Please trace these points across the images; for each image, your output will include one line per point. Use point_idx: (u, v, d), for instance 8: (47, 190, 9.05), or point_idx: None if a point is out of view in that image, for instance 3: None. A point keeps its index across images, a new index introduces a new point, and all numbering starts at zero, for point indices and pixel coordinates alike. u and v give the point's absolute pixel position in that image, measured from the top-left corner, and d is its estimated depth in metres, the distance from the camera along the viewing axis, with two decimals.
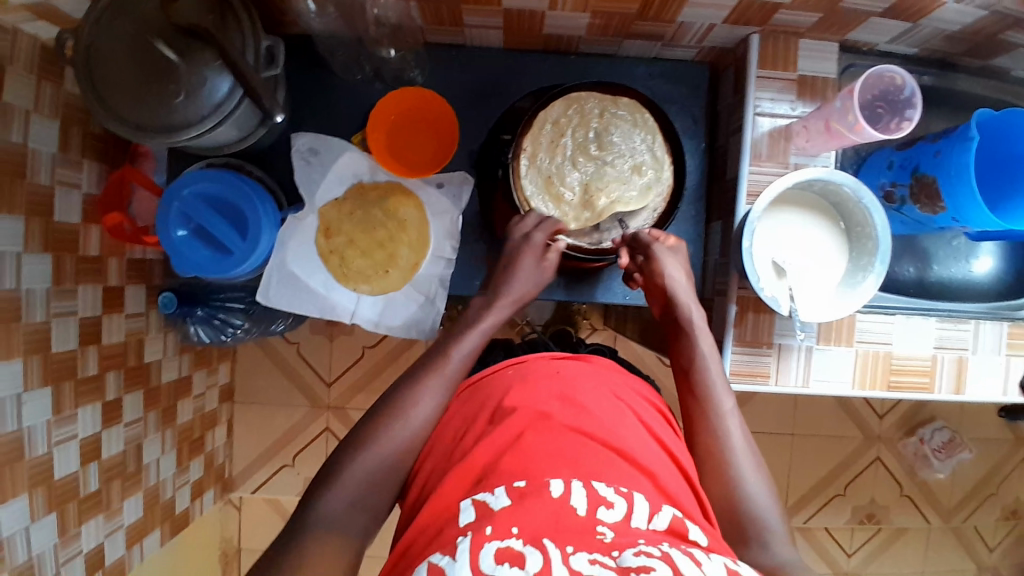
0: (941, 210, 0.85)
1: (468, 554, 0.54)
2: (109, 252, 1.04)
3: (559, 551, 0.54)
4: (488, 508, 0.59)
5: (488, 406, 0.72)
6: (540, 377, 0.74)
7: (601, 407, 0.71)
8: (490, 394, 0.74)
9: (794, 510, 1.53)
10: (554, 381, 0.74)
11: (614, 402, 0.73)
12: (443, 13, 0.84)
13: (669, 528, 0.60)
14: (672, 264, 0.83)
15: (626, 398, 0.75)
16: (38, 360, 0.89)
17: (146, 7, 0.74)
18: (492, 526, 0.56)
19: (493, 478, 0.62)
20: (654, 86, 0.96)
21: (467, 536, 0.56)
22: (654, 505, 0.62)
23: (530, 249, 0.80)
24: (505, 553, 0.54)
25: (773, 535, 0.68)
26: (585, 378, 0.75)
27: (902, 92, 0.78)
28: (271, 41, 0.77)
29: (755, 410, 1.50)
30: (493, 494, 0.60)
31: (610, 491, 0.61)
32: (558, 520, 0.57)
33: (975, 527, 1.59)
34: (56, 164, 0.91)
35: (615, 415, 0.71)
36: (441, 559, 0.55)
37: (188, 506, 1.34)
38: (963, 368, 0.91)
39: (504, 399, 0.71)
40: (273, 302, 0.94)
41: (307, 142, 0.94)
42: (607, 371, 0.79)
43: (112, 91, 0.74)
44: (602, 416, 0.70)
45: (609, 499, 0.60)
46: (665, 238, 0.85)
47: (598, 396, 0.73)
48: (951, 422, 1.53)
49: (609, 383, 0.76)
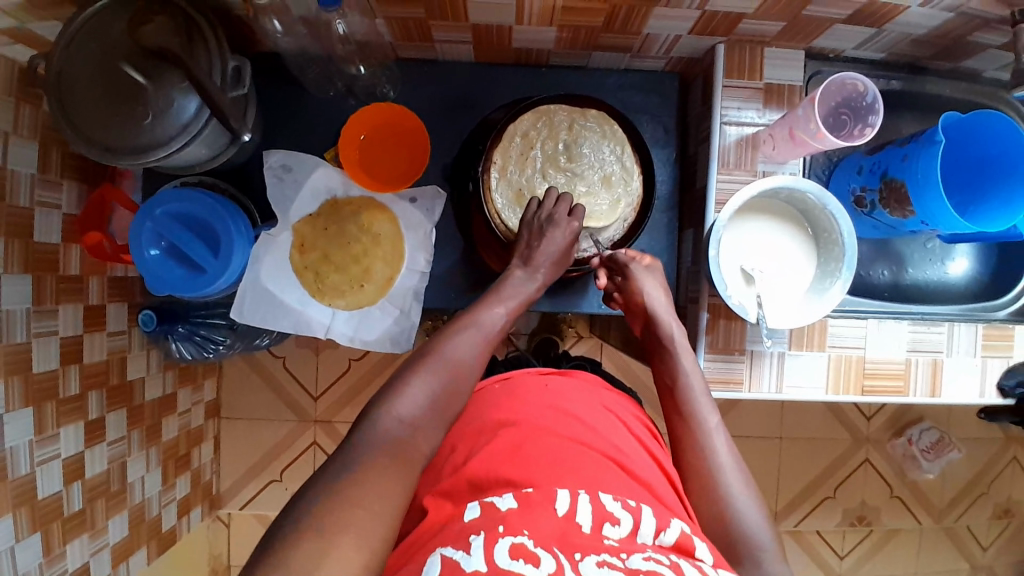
0: (910, 214, 0.85)
1: (483, 549, 0.52)
2: (89, 271, 1.04)
3: (568, 559, 0.53)
4: (495, 508, 0.59)
5: (476, 421, 0.73)
6: (529, 391, 0.75)
7: (596, 420, 0.73)
8: (478, 411, 0.74)
9: (784, 513, 1.52)
10: (544, 394, 0.75)
11: (606, 414, 0.76)
12: (412, 29, 0.84)
13: (676, 544, 0.59)
14: (650, 284, 0.86)
15: (616, 411, 0.78)
16: (18, 381, 0.89)
17: (114, 27, 0.74)
18: (505, 525, 0.55)
19: (500, 485, 0.63)
20: (625, 96, 0.97)
21: (480, 535, 0.55)
22: (662, 521, 0.60)
23: (562, 227, 0.83)
24: (519, 550, 0.52)
25: (766, 551, 0.66)
26: (575, 392, 0.77)
27: (863, 98, 0.79)
28: (239, 61, 0.78)
29: (742, 415, 1.50)
30: (501, 497, 0.60)
31: (617, 506, 0.60)
32: (565, 533, 0.56)
33: (966, 527, 1.58)
34: (35, 184, 0.91)
35: (607, 425, 0.74)
36: (455, 553, 0.53)
37: (175, 524, 1.33)
38: (938, 371, 0.91)
39: (496, 414, 0.72)
40: (247, 318, 0.94)
41: (279, 158, 0.94)
42: (596, 386, 0.81)
43: (80, 114, 0.74)
44: (601, 428, 0.72)
45: (616, 516, 0.59)
46: (642, 258, 0.88)
47: (590, 409, 0.75)
48: (939, 422, 1.53)
49: (600, 398, 0.79)
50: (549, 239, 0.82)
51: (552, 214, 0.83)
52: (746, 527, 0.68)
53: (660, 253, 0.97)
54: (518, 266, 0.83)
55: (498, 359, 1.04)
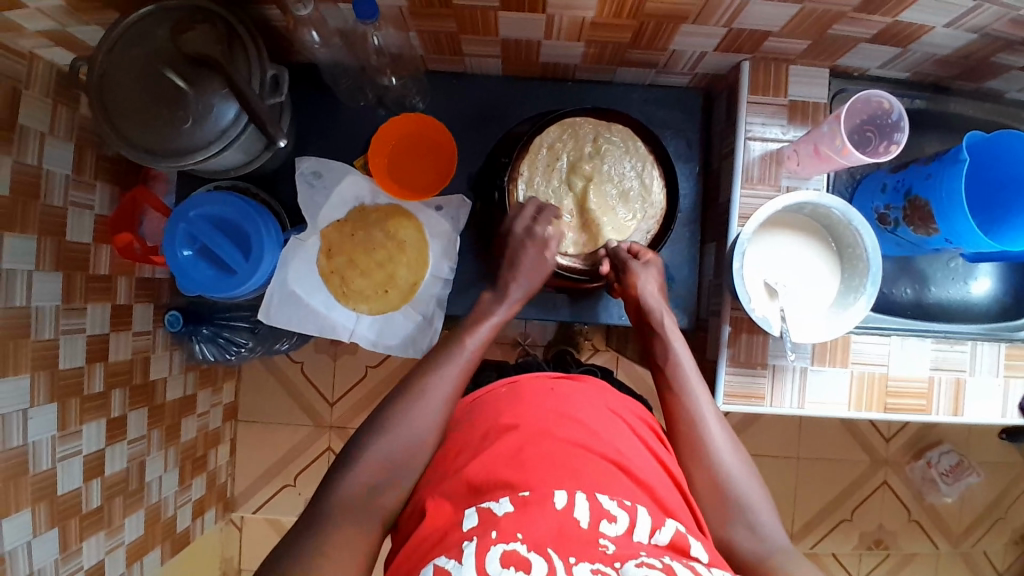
0: (934, 231, 0.85)
1: (474, 558, 0.55)
2: (118, 271, 1.07)
3: (562, 562, 0.55)
4: (492, 514, 0.59)
5: (484, 423, 0.72)
6: (534, 395, 0.73)
7: (601, 424, 0.71)
8: (486, 413, 0.73)
9: (800, 535, 1.50)
10: (550, 398, 0.73)
11: (612, 419, 0.73)
12: (443, 43, 0.87)
13: (671, 543, 0.60)
14: (646, 279, 0.85)
15: (622, 415, 0.75)
16: (44, 376, 0.91)
17: (158, 34, 0.76)
18: (497, 531, 0.57)
19: (496, 487, 0.62)
20: (649, 111, 0.99)
21: (472, 541, 0.57)
22: (657, 520, 0.61)
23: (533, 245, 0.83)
24: (511, 556, 0.54)
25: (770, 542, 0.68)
26: (583, 395, 0.75)
27: (889, 116, 0.79)
28: (277, 69, 0.80)
29: (758, 433, 1.49)
30: (497, 501, 0.60)
31: (614, 505, 0.61)
32: (562, 531, 0.57)
33: (984, 552, 1.55)
34: (70, 185, 0.94)
35: (612, 430, 0.71)
36: (447, 562, 0.56)
37: (189, 525, 1.34)
38: (961, 389, 0.90)
39: (501, 417, 0.71)
40: (274, 320, 0.96)
41: (310, 165, 0.96)
42: (605, 391, 0.79)
43: (123, 117, 0.77)
44: (604, 432, 0.70)
45: (613, 513, 0.60)
46: (641, 251, 0.87)
47: (595, 412, 0.73)
48: (958, 445, 1.51)
49: (606, 399, 0.77)
50: (526, 262, 0.83)
51: (534, 231, 0.84)
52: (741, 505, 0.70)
53: (680, 266, 0.98)
54: (490, 294, 0.82)
55: (514, 366, 1.04)
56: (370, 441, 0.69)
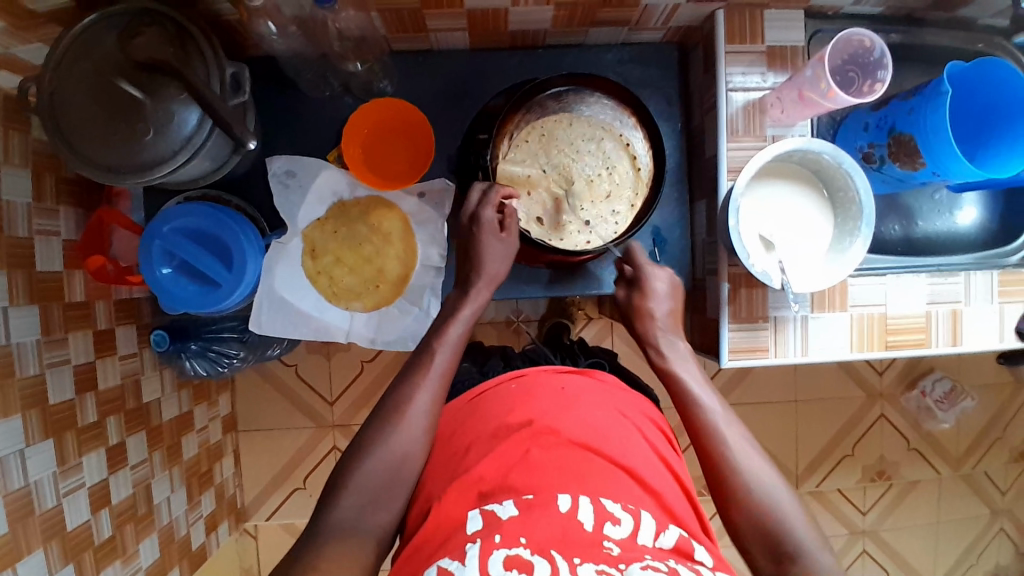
0: (920, 166, 0.85)
1: (477, 560, 0.53)
2: (95, 296, 1.02)
3: (567, 562, 0.53)
4: (496, 518, 0.58)
5: (491, 424, 0.70)
6: (545, 393, 0.72)
7: (606, 424, 0.69)
8: (495, 412, 0.71)
9: (805, 475, 1.54)
10: (560, 399, 0.71)
11: (621, 420, 0.71)
12: (406, 20, 0.83)
13: (675, 547, 0.58)
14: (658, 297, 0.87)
15: (631, 416, 0.73)
16: (36, 414, 0.88)
17: (104, 43, 0.72)
18: (501, 534, 0.55)
19: (502, 490, 0.61)
20: (625, 72, 0.96)
21: (475, 544, 0.55)
22: (660, 524, 0.60)
23: (484, 229, 0.82)
24: (513, 560, 0.53)
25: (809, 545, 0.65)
26: (591, 395, 0.73)
27: (871, 54, 0.78)
28: (235, 67, 0.77)
29: (754, 381, 1.51)
30: (501, 504, 0.59)
31: (618, 507, 0.59)
32: (564, 533, 0.56)
33: (984, 471, 1.61)
34: (32, 214, 0.89)
35: (622, 432, 0.69)
36: (450, 563, 0.54)
37: (204, 540, 1.33)
38: (958, 319, 0.92)
39: (508, 417, 0.69)
40: (265, 329, 0.93)
41: (282, 165, 0.93)
42: (615, 390, 0.77)
43: (80, 135, 0.72)
44: (608, 432, 0.68)
45: (617, 516, 0.58)
46: (661, 271, 0.89)
47: (604, 412, 0.71)
48: (950, 371, 1.55)
49: (616, 400, 0.75)
50: (483, 249, 0.82)
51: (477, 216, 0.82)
52: (788, 537, 0.66)
53: (673, 228, 0.97)
54: (455, 292, 0.81)
55: (517, 354, 1.02)
56: (383, 442, 0.68)
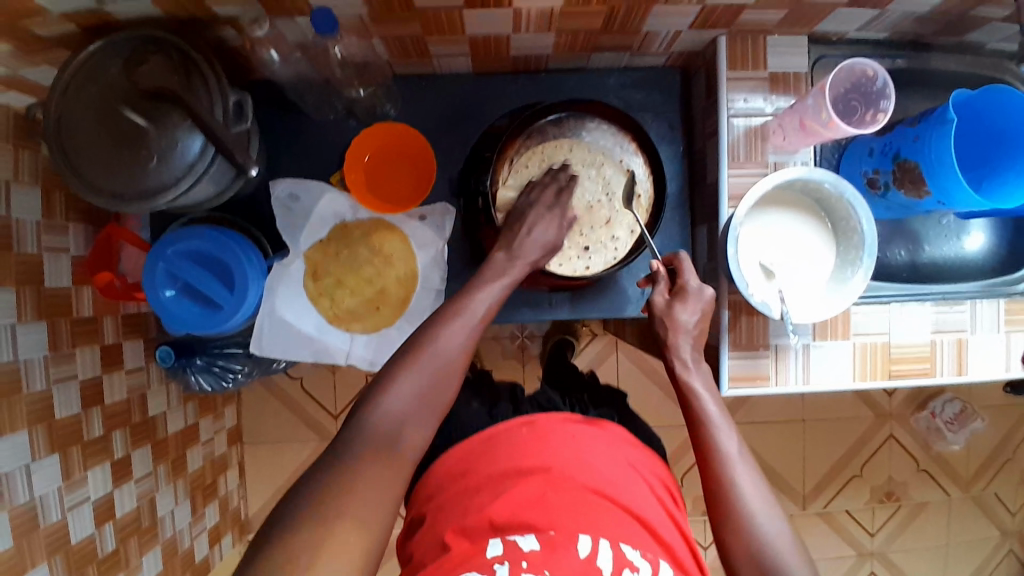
0: (925, 194, 0.84)
1: None
2: (102, 311, 1.03)
3: None
4: (520, 548, 0.59)
5: (497, 466, 0.68)
6: (552, 438, 0.70)
7: (617, 473, 0.69)
8: (501, 454, 0.69)
9: (812, 495, 1.52)
10: (569, 444, 0.70)
11: (631, 472, 0.71)
12: (409, 47, 0.84)
13: None
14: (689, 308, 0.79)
15: (640, 470, 0.73)
16: (42, 429, 0.89)
17: (110, 71, 0.73)
18: (527, 562, 0.58)
19: (518, 525, 0.61)
20: (627, 96, 0.97)
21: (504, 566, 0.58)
22: None
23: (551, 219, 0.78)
24: None
25: None
26: (597, 442, 0.72)
27: (874, 84, 0.78)
28: (239, 96, 0.78)
29: (760, 400, 1.50)
30: (524, 535, 0.60)
31: (637, 555, 0.60)
32: None
33: (995, 494, 1.58)
34: (42, 231, 0.90)
35: (634, 484, 0.69)
36: None
37: (208, 552, 1.33)
38: (964, 349, 0.91)
39: (516, 458, 0.68)
40: (266, 350, 0.94)
41: (285, 188, 0.95)
42: (622, 442, 0.75)
43: (86, 161, 0.73)
44: (621, 481, 0.68)
45: (636, 563, 0.60)
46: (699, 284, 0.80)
47: (611, 460, 0.70)
48: (960, 393, 1.52)
49: (624, 452, 0.73)
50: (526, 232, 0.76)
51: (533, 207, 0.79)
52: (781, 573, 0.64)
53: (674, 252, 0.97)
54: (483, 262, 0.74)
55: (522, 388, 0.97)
56: None
